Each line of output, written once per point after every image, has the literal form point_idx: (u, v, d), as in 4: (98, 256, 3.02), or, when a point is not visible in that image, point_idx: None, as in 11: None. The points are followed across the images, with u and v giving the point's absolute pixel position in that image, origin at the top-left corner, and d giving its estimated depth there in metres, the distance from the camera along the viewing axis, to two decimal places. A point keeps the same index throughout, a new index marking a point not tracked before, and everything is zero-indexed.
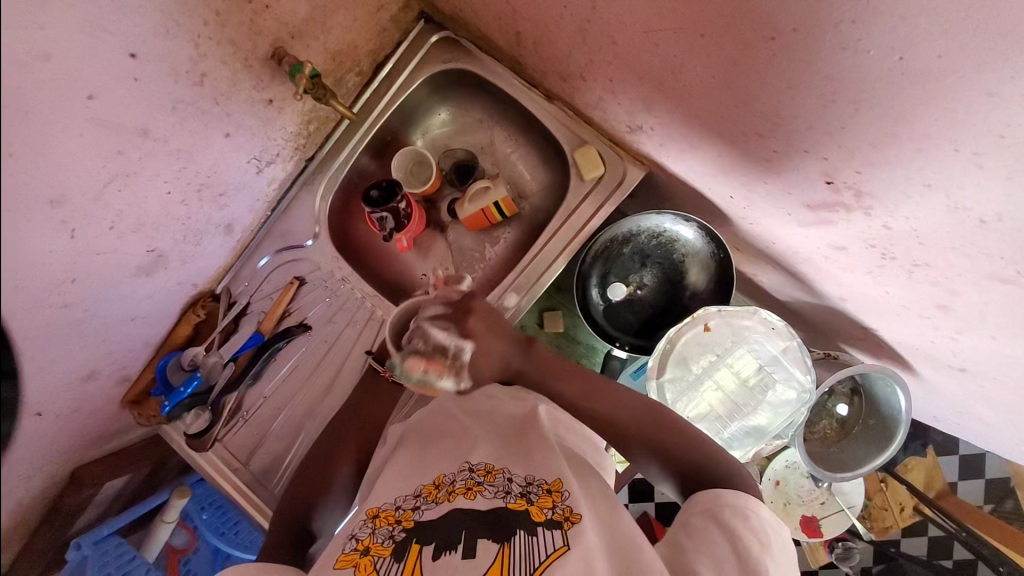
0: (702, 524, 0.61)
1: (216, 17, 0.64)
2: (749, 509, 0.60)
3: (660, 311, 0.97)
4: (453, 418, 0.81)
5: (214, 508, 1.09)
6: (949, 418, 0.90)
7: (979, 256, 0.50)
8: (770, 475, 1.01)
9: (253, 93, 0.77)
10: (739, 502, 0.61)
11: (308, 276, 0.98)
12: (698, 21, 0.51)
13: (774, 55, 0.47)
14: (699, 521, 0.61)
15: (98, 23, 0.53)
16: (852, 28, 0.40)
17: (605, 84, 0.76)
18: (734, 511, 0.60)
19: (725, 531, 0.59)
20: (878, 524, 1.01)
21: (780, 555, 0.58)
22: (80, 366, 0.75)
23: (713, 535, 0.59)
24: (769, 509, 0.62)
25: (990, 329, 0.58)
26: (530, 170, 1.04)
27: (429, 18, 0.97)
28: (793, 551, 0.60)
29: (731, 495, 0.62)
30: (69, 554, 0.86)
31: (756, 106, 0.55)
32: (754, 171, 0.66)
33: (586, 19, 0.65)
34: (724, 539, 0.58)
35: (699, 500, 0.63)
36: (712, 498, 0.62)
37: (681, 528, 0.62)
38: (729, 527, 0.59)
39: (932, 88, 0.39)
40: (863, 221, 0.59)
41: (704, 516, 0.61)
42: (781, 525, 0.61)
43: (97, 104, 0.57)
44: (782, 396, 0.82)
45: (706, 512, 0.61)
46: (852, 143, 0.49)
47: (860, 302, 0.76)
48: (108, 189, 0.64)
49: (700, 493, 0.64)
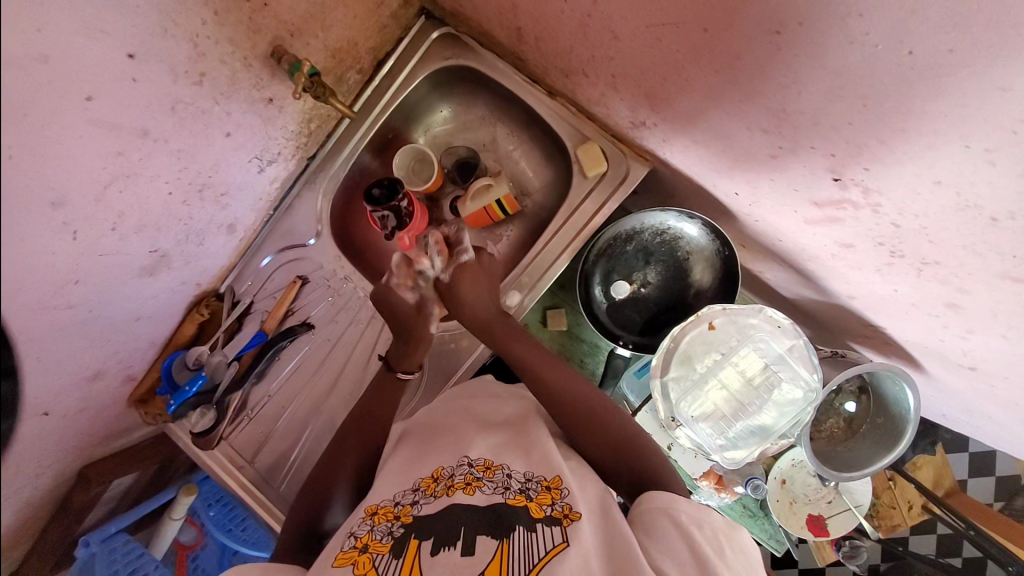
0: (659, 526, 0.60)
1: (214, 17, 0.64)
2: (704, 517, 0.60)
3: (664, 309, 0.96)
4: (452, 415, 0.80)
5: (221, 505, 1.10)
6: (959, 417, 0.88)
7: (990, 254, 0.49)
8: (776, 473, 0.99)
9: (253, 93, 0.77)
10: (695, 509, 0.60)
11: (311, 275, 0.98)
12: (701, 15, 0.50)
13: (779, 50, 0.46)
14: (656, 522, 0.60)
15: (95, 25, 0.52)
16: (860, 22, 0.39)
17: (607, 80, 0.75)
18: (690, 516, 0.60)
19: (682, 533, 0.58)
20: (886, 522, 0.99)
21: (737, 562, 0.57)
22: (86, 367, 0.76)
23: (669, 536, 0.58)
24: (721, 516, 0.61)
25: (1001, 328, 0.57)
26: (532, 167, 1.03)
27: (429, 14, 0.96)
28: (754, 555, 0.59)
29: (687, 501, 0.62)
30: (79, 551, 0.88)
31: (762, 102, 0.54)
32: (759, 167, 0.65)
33: (587, 14, 0.64)
34: (681, 541, 0.58)
35: (654, 501, 0.63)
36: (672, 500, 0.62)
37: (638, 529, 0.61)
38: (686, 532, 0.58)
39: (943, 82, 0.38)
40: (871, 219, 0.58)
41: (662, 517, 0.61)
42: (736, 531, 0.60)
43: (96, 105, 0.57)
44: (788, 395, 0.80)
45: (664, 513, 0.61)
46: (859, 140, 0.48)
47: (867, 300, 0.74)
48: (109, 191, 0.64)
49: (656, 493, 0.64)
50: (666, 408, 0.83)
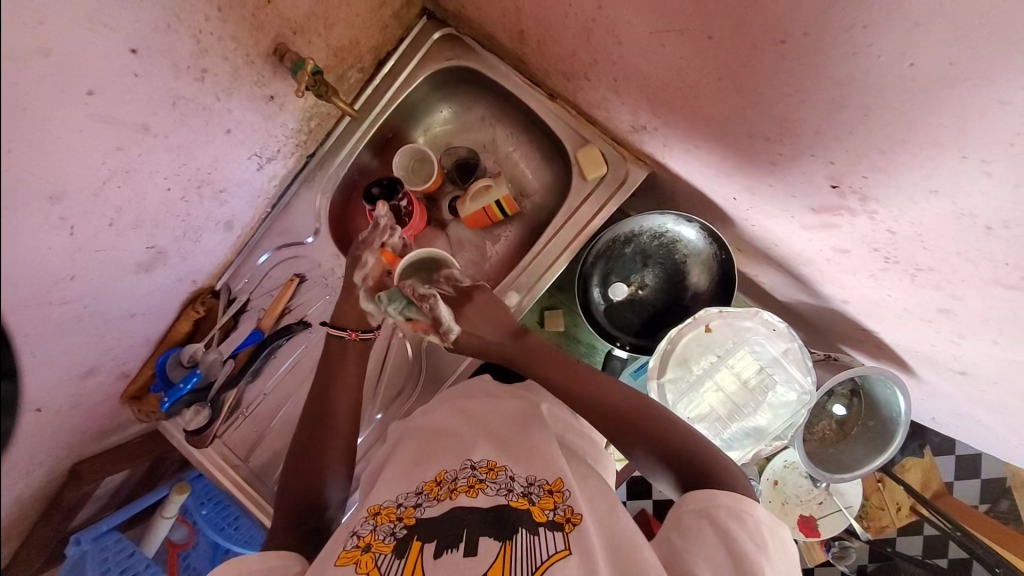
0: (697, 524, 0.60)
1: (218, 13, 0.64)
2: (746, 512, 0.60)
3: (661, 311, 0.97)
4: (451, 417, 0.80)
5: (214, 504, 1.09)
6: (947, 420, 0.90)
7: (983, 261, 0.50)
8: (768, 474, 1.02)
9: (255, 90, 0.77)
10: (735, 505, 0.60)
11: (309, 273, 0.98)
12: (705, 22, 0.50)
13: (783, 58, 0.47)
14: (693, 521, 0.61)
15: (98, 19, 0.52)
16: (862, 33, 0.40)
17: (609, 84, 0.75)
18: (731, 512, 0.60)
19: (720, 532, 0.59)
20: (875, 524, 1.02)
21: (778, 559, 0.58)
22: (80, 363, 0.75)
23: (707, 535, 0.59)
24: (767, 512, 0.61)
25: (992, 334, 0.59)
26: (532, 169, 1.03)
27: (431, 15, 0.96)
28: (793, 554, 0.59)
29: (727, 496, 0.62)
30: (69, 549, 0.87)
31: (764, 108, 0.54)
32: (758, 172, 0.66)
33: (591, 19, 0.65)
34: (719, 540, 0.58)
35: (696, 500, 0.62)
36: (707, 499, 0.62)
37: (674, 529, 0.62)
38: (725, 529, 0.58)
39: (941, 92, 0.39)
40: (867, 225, 0.59)
41: (699, 516, 0.61)
42: (780, 528, 0.60)
43: (97, 99, 0.56)
44: (783, 397, 0.82)
45: (703, 512, 0.61)
46: (858, 148, 0.49)
47: (861, 305, 0.76)
48: (108, 186, 0.63)
49: (692, 492, 0.64)
50: None
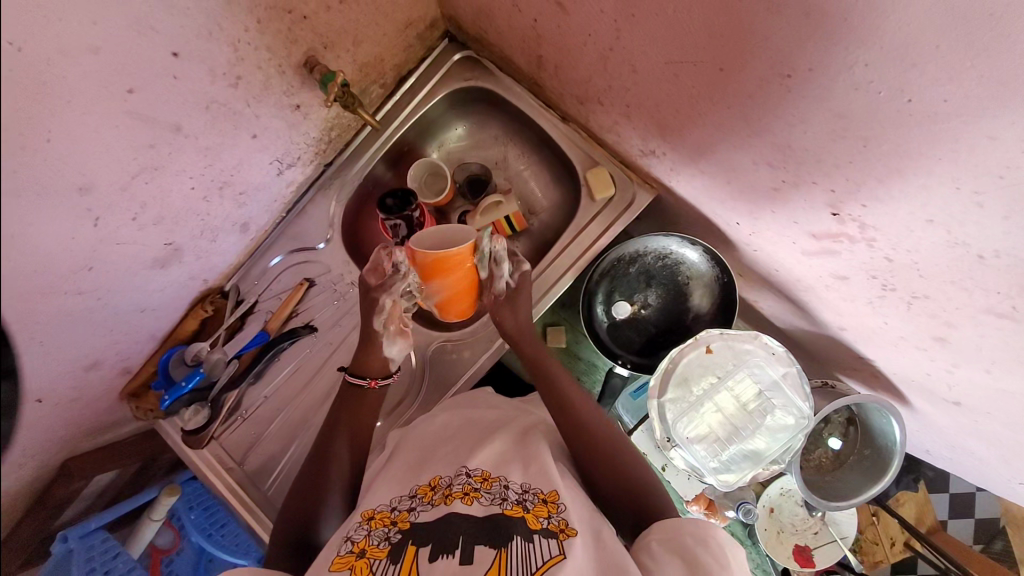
0: (661, 550, 0.61)
1: (257, 25, 0.68)
2: (709, 535, 0.60)
3: (663, 331, 0.98)
4: (448, 427, 0.81)
5: (203, 508, 1.07)
6: (941, 451, 0.91)
7: (977, 290, 0.53)
8: (764, 501, 1.01)
9: (283, 98, 0.80)
10: (700, 530, 0.61)
11: (318, 278, 1.00)
12: (718, 55, 0.54)
13: (789, 91, 0.51)
14: (661, 549, 0.61)
15: (146, 22, 0.55)
16: (865, 70, 0.43)
17: (621, 110, 0.79)
18: (696, 538, 0.60)
19: (687, 557, 0.59)
20: (868, 558, 1.00)
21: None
22: (86, 355, 0.75)
23: (673, 561, 0.59)
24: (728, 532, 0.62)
25: (985, 363, 0.61)
26: (541, 187, 1.07)
27: (453, 37, 1.01)
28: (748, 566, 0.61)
29: (692, 523, 0.62)
30: (54, 547, 0.84)
31: (768, 136, 0.58)
32: (761, 198, 0.69)
33: (609, 48, 0.69)
34: (685, 566, 0.58)
35: (659, 529, 0.63)
36: (674, 525, 0.62)
37: (642, 554, 0.62)
38: (692, 555, 0.58)
39: (938, 129, 0.42)
40: (866, 252, 0.61)
41: (668, 546, 0.61)
42: (737, 546, 0.61)
43: (136, 97, 0.59)
44: (781, 421, 0.83)
45: (671, 540, 0.61)
46: (859, 178, 0.53)
47: (859, 332, 0.78)
48: (136, 181, 0.65)
49: (658, 523, 0.64)
50: (662, 428, 0.85)
